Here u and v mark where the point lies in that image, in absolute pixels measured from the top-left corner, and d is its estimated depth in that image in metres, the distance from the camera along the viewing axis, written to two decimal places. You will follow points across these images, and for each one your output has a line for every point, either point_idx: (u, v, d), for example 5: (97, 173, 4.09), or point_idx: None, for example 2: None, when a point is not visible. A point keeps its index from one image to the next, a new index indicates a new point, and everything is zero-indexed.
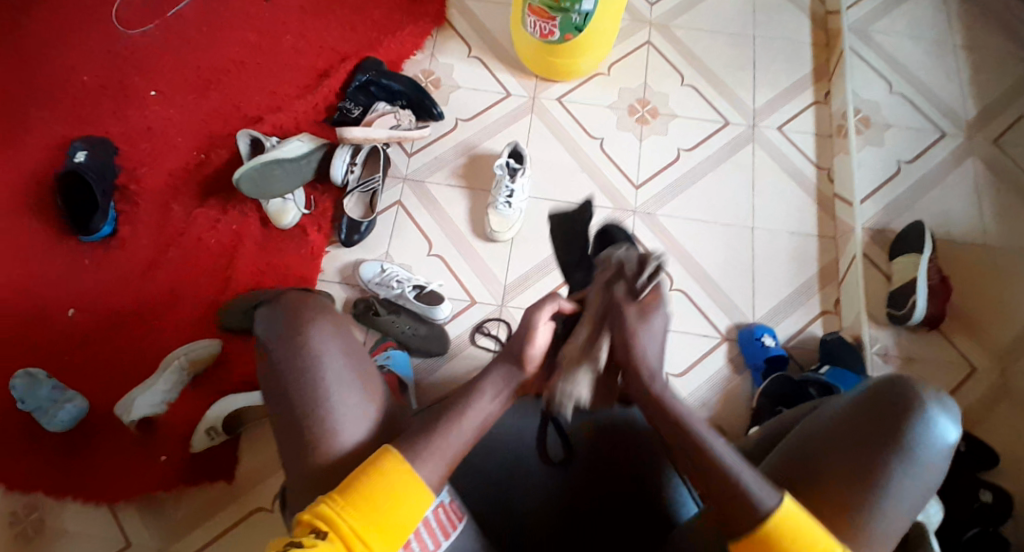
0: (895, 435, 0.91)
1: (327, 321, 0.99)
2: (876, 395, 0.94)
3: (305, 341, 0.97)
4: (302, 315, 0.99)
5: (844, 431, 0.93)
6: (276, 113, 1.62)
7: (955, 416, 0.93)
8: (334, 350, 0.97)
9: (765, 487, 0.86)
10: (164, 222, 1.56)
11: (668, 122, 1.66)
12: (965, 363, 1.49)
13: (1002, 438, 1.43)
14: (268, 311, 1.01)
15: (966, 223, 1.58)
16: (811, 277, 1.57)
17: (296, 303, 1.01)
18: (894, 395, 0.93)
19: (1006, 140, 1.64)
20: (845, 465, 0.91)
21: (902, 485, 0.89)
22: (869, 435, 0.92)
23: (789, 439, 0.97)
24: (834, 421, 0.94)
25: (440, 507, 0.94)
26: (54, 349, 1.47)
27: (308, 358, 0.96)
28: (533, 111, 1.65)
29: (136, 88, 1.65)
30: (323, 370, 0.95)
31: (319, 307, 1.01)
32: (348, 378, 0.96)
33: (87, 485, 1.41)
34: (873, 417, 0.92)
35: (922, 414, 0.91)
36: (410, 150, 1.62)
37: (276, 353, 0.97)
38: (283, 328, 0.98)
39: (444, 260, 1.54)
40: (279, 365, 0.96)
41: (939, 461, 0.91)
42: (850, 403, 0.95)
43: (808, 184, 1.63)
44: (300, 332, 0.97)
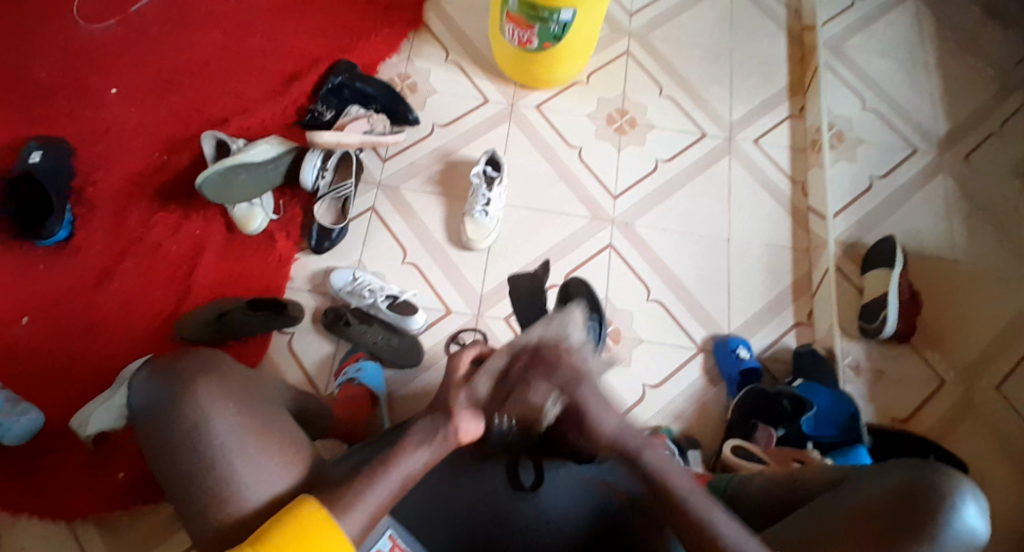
0: (923, 521, 0.95)
1: (211, 374, 1.01)
2: (911, 483, 0.98)
3: (192, 401, 0.98)
4: (187, 380, 1.00)
5: (875, 511, 0.98)
6: (244, 115, 1.56)
7: (984, 507, 0.97)
8: (223, 413, 0.98)
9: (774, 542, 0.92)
10: (124, 226, 1.49)
11: (646, 133, 1.65)
12: (933, 377, 1.51)
13: (970, 450, 1.45)
14: (148, 373, 1.03)
15: (935, 239, 1.61)
16: (785, 290, 1.57)
17: (179, 359, 1.03)
18: (929, 485, 0.97)
19: (974, 157, 1.67)
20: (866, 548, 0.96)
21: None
22: (902, 521, 0.96)
23: (807, 510, 1.03)
24: (862, 504, 0.99)
25: None
26: (5, 359, 1.39)
27: (196, 420, 0.97)
28: (511, 118, 1.63)
29: (96, 85, 1.57)
30: (213, 429, 0.97)
31: (204, 363, 1.02)
32: (242, 443, 0.97)
33: (38, 503, 1.33)
34: (906, 507, 0.97)
35: (953, 505, 0.96)
36: (385, 156, 1.58)
37: (164, 416, 0.98)
38: (167, 390, 1.00)
39: (419, 268, 1.50)
40: (167, 432, 0.98)
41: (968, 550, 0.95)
42: (881, 487, 1.00)
43: (783, 197, 1.64)
44: (185, 398, 0.98)
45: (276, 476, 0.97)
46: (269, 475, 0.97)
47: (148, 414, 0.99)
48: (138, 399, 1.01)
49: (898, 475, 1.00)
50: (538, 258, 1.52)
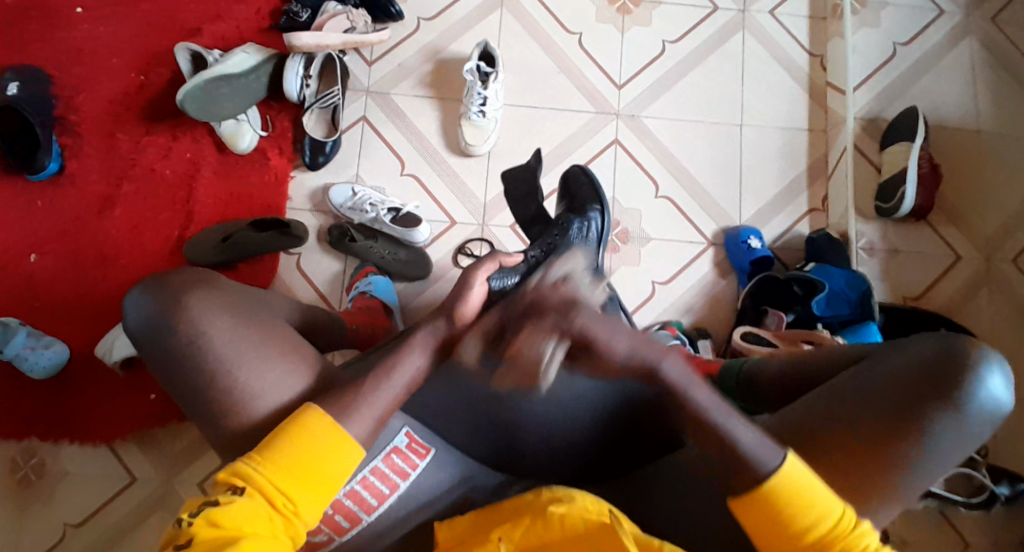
0: (947, 393, 0.89)
1: (202, 292, 0.96)
2: (940, 351, 0.91)
3: (187, 321, 0.94)
4: (179, 299, 0.95)
5: (896, 387, 0.91)
6: (217, 23, 1.45)
7: (1007, 374, 0.91)
8: (221, 327, 0.94)
9: (766, 446, 0.85)
10: (113, 153, 1.44)
11: (652, 12, 1.52)
12: (949, 252, 1.48)
13: (984, 326, 1.44)
14: (138, 292, 0.97)
15: (960, 110, 1.51)
16: (800, 174, 1.52)
17: (166, 280, 0.97)
18: (958, 354, 0.90)
19: (1005, 16, 1.54)
20: (890, 424, 0.89)
21: (945, 444, 0.89)
22: (927, 394, 0.89)
23: (825, 386, 0.95)
24: (888, 377, 0.91)
25: (395, 453, 1.03)
26: (20, 297, 1.40)
27: (194, 337, 0.93)
28: (503, 5, 1.50)
29: (58, 2, 1.46)
30: (213, 344, 0.93)
31: (197, 280, 0.98)
32: (247, 353, 0.94)
33: (82, 427, 1.42)
34: (931, 378, 0.90)
35: (976, 374, 0.89)
36: (370, 59, 1.48)
37: (161, 339, 0.94)
38: (161, 312, 0.95)
39: (418, 179, 1.46)
40: (170, 356, 0.94)
41: (987, 420, 0.90)
42: (908, 360, 0.92)
43: (800, 73, 1.53)
44: (180, 317, 0.94)
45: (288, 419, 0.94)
46: (278, 383, 0.95)
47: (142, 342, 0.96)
48: (132, 322, 0.96)
49: (924, 345, 0.92)
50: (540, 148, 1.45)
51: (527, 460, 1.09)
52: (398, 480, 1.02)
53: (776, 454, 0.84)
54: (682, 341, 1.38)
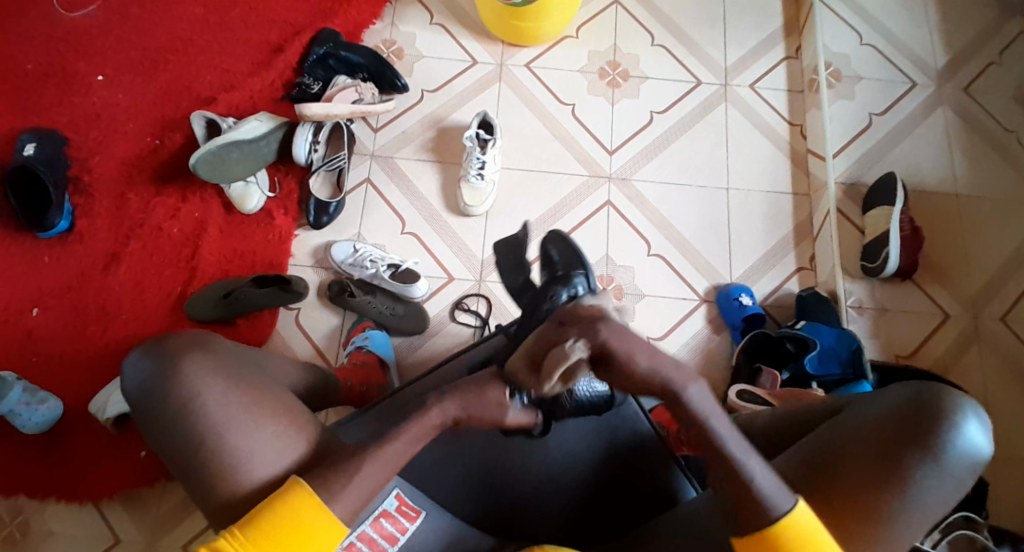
0: (925, 440, 0.91)
1: (200, 353, 0.92)
2: (915, 399, 0.93)
3: (181, 380, 0.90)
4: (177, 362, 0.91)
5: (876, 434, 0.93)
6: (231, 92, 1.54)
7: (986, 422, 0.93)
8: (218, 389, 0.90)
9: (780, 491, 0.87)
10: (122, 212, 1.49)
11: (640, 85, 1.62)
12: (936, 311, 1.52)
13: (975, 382, 1.46)
14: (138, 355, 0.94)
15: (936, 174, 1.59)
16: (786, 234, 1.57)
17: (168, 341, 0.94)
18: (933, 402, 0.92)
19: (975, 88, 1.64)
20: (870, 472, 0.91)
21: (928, 490, 0.90)
22: (905, 439, 0.91)
23: (812, 433, 0.98)
24: (873, 421, 0.94)
25: (384, 517, 1.01)
26: (20, 350, 1.42)
27: (185, 395, 0.89)
28: (501, 78, 1.60)
29: (81, 71, 1.56)
30: (205, 405, 0.89)
31: (193, 340, 0.94)
32: (240, 418, 0.89)
33: (68, 486, 1.39)
34: (913, 421, 0.92)
35: (955, 419, 0.91)
36: (376, 126, 1.57)
37: (152, 397, 0.91)
38: (155, 370, 0.91)
39: (418, 238, 1.51)
40: (167, 415, 0.90)
41: (969, 468, 0.92)
42: (886, 405, 0.95)
43: (781, 141, 1.62)
44: (176, 380, 0.90)
45: (284, 448, 0.91)
46: (273, 447, 0.90)
47: (138, 403, 0.92)
48: (128, 384, 0.93)
49: (904, 392, 0.95)
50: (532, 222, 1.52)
51: (517, 517, 1.08)
52: (387, 545, 1.00)
53: (788, 499, 0.87)
54: (678, 398, 1.40)
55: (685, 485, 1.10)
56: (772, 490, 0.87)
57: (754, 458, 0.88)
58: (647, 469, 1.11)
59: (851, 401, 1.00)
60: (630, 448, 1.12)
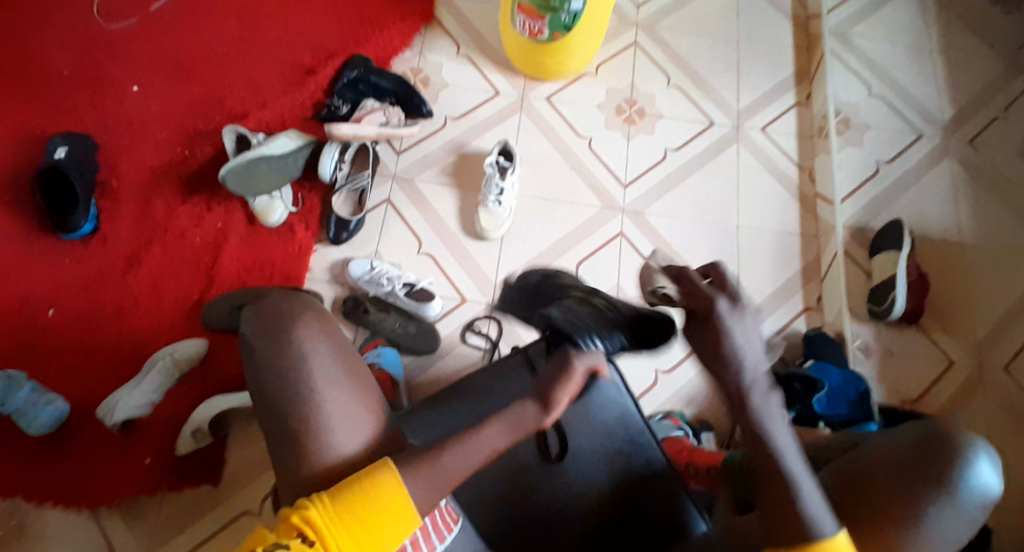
0: (936, 481, 0.92)
1: (309, 317, 1.00)
2: (925, 440, 0.95)
3: (292, 337, 0.98)
4: (289, 317, 1.00)
5: (887, 474, 0.95)
6: (261, 109, 1.59)
7: (997, 462, 0.93)
8: (323, 350, 0.98)
9: (826, 515, 0.88)
10: (145, 219, 1.52)
11: (655, 122, 1.68)
12: (941, 356, 1.53)
13: (980, 428, 1.46)
14: (252, 311, 1.02)
15: (942, 222, 1.62)
16: (794, 274, 1.60)
17: (280, 302, 1.02)
18: (944, 443, 0.94)
19: (980, 141, 1.69)
20: (880, 512, 0.94)
21: (934, 529, 0.92)
22: (914, 480, 0.93)
23: (826, 471, 1.01)
24: (879, 459, 0.97)
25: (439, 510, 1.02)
26: (32, 347, 1.42)
27: (294, 352, 0.97)
28: (522, 109, 1.66)
29: (115, 80, 1.61)
30: (313, 363, 0.97)
31: (305, 306, 1.02)
32: (337, 379, 0.97)
33: (67, 488, 1.36)
34: (919, 460, 0.94)
35: (963, 458, 0.92)
36: (398, 149, 1.61)
37: (260, 352, 0.98)
38: (270, 324, 0.99)
39: (434, 258, 1.54)
40: (270, 363, 0.97)
41: (977, 508, 0.92)
42: (897, 446, 0.97)
43: (790, 182, 1.66)
44: (288, 333, 0.98)
45: (359, 422, 0.97)
46: (349, 415, 0.97)
47: (250, 350, 0.99)
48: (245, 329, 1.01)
49: (916, 433, 0.97)
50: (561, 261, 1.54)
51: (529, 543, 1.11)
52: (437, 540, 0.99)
53: (832, 523, 0.88)
54: (686, 432, 1.39)
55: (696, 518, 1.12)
56: (818, 513, 0.88)
57: (808, 478, 0.89)
58: (657, 491, 1.13)
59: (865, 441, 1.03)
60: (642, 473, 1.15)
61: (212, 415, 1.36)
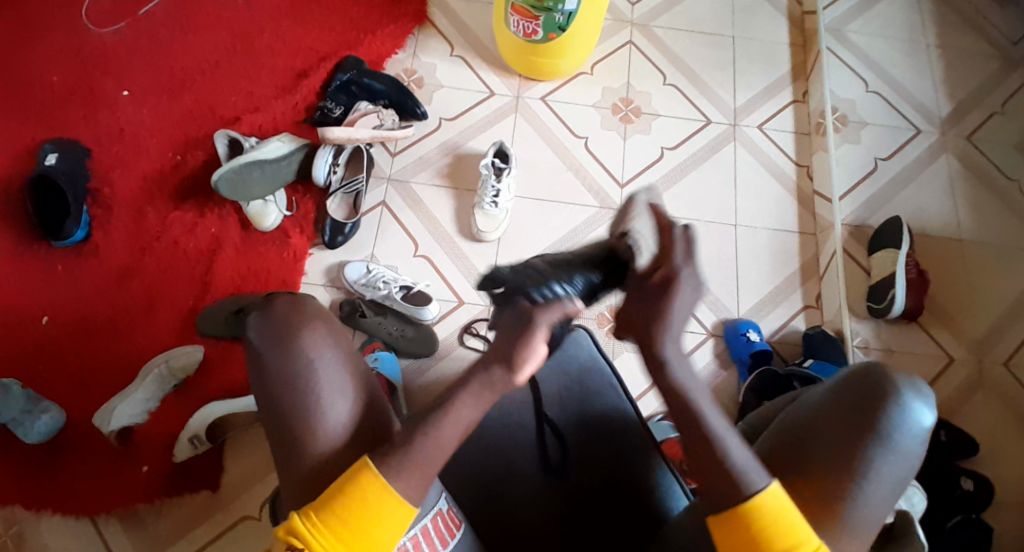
0: (870, 421, 0.91)
1: (320, 325, 0.95)
2: (856, 383, 0.94)
3: (302, 346, 0.92)
4: (297, 323, 0.94)
5: (822, 420, 0.94)
6: (254, 113, 1.58)
7: (931, 399, 0.93)
8: (332, 359, 0.93)
9: (755, 469, 0.84)
10: (139, 225, 1.51)
11: (651, 121, 1.67)
12: (942, 353, 1.51)
13: (980, 427, 1.46)
14: (260, 317, 0.95)
15: (941, 217, 1.61)
16: (793, 273, 1.59)
17: (290, 311, 0.95)
18: (875, 383, 0.93)
19: (978, 136, 1.68)
20: (818, 461, 0.91)
21: (880, 470, 0.90)
22: (848, 424, 0.92)
23: (766, 433, 0.99)
24: (817, 405, 0.95)
25: (440, 515, 0.97)
26: (27, 356, 1.41)
27: (304, 362, 0.92)
28: (517, 110, 1.65)
29: (108, 87, 1.60)
30: (322, 373, 0.92)
31: (313, 312, 0.96)
32: (343, 387, 0.93)
33: (65, 499, 1.35)
34: (854, 405, 0.93)
35: (897, 396, 0.92)
36: (393, 151, 1.60)
37: (266, 364, 0.92)
38: (277, 331, 0.93)
39: (431, 261, 1.53)
40: (275, 372, 0.92)
41: (919, 447, 0.91)
42: (828, 392, 0.96)
43: (788, 181, 1.65)
44: (296, 340, 0.93)
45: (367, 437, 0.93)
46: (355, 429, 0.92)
47: (258, 356, 0.93)
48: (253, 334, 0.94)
49: (844, 377, 0.96)
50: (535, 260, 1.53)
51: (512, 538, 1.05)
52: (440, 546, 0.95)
53: (763, 478, 0.84)
54: None
55: (678, 496, 1.07)
56: (748, 466, 0.84)
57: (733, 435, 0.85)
58: (634, 464, 1.09)
59: (800, 398, 1.02)
60: (620, 452, 1.09)
61: (208, 423, 1.35)
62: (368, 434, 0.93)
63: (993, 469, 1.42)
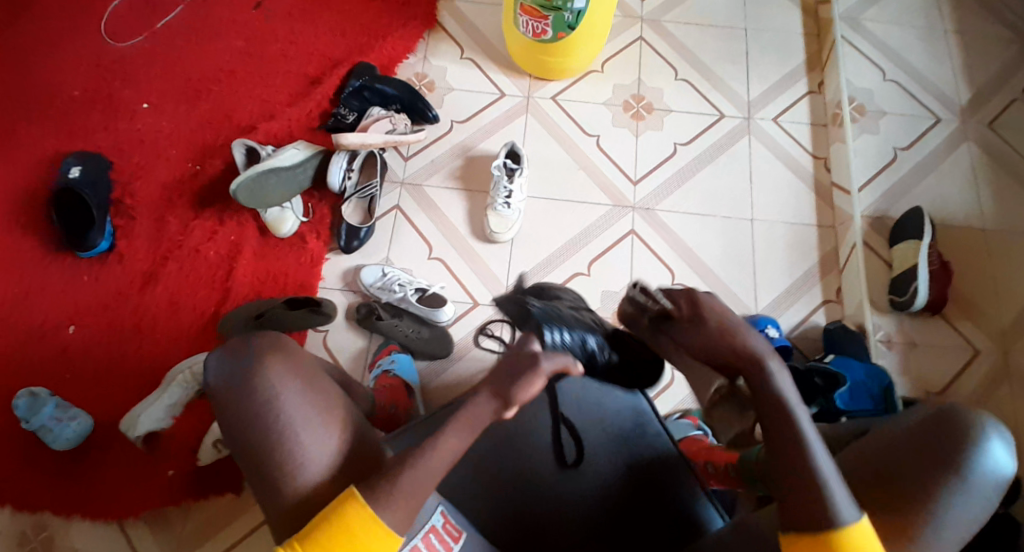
0: (947, 462, 0.93)
1: (276, 355, 0.95)
2: (936, 422, 0.95)
3: (261, 380, 0.93)
4: (252, 356, 0.95)
5: (896, 456, 0.95)
6: (270, 121, 1.61)
7: (1011, 443, 0.94)
8: (291, 387, 0.93)
9: (848, 501, 0.85)
10: (160, 234, 1.54)
11: (664, 117, 1.66)
12: (967, 346, 1.48)
13: (1008, 422, 1.42)
14: (219, 357, 0.97)
15: (964, 207, 1.58)
16: (812, 267, 1.57)
17: (244, 346, 0.96)
18: (956, 424, 0.94)
19: (1000, 123, 1.64)
20: (891, 496, 0.93)
21: (955, 511, 0.92)
22: (925, 462, 0.93)
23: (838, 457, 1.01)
24: (896, 441, 0.96)
25: (432, 531, 0.97)
26: (55, 362, 1.45)
27: (263, 395, 0.93)
28: (528, 110, 1.65)
29: (128, 99, 1.64)
30: (283, 405, 0.92)
31: (268, 342, 0.97)
32: (307, 414, 0.93)
33: (95, 502, 1.38)
34: (931, 444, 0.94)
35: (979, 440, 0.93)
36: (407, 154, 1.62)
37: (230, 394, 0.94)
38: (235, 370, 0.95)
39: (445, 263, 1.54)
40: (239, 408, 0.93)
41: (994, 492, 0.93)
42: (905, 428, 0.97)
43: (805, 173, 1.63)
44: (254, 373, 0.94)
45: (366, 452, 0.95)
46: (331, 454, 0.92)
47: (220, 396, 0.94)
48: (212, 377, 0.96)
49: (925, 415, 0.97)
50: (549, 258, 1.53)
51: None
52: None
53: (853, 511, 0.85)
54: (705, 431, 1.36)
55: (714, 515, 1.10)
56: (839, 494, 0.85)
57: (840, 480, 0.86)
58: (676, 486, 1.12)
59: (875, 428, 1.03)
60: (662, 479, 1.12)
61: None
62: (350, 456, 0.94)
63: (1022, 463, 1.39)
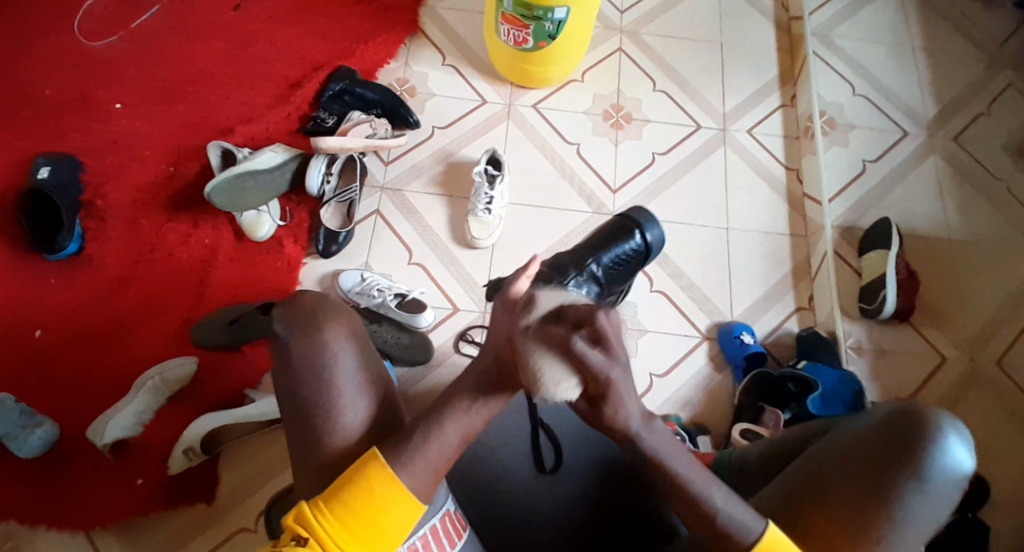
0: (906, 464, 0.92)
1: (342, 321, 0.98)
2: (894, 426, 0.94)
3: (323, 339, 0.95)
4: (318, 316, 0.97)
5: (854, 460, 0.95)
6: (247, 124, 1.59)
7: (969, 439, 0.94)
8: (351, 352, 0.96)
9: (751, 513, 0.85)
10: (132, 236, 1.51)
11: (642, 127, 1.68)
12: (934, 352, 1.52)
13: (973, 426, 1.47)
14: (282, 312, 0.98)
15: (931, 219, 1.63)
16: (786, 276, 1.60)
17: (312, 304, 0.99)
18: (914, 426, 0.93)
19: (964, 138, 1.71)
20: (852, 502, 0.93)
21: (914, 510, 0.92)
22: (883, 467, 0.93)
23: (799, 460, 1.00)
24: (853, 446, 0.96)
25: (447, 516, 0.97)
26: (21, 367, 1.40)
27: (324, 355, 0.94)
28: (509, 118, 1.66)
29: (100, 98, 1.60)
30: (341, 367, 0.94)
31: (333, 307, 0.99)
32: (362, 382, 0.95)
33: (61, 512, 1.33)
34: (889, 449, 0.93)
35: (937, 440, 0.93)
36: (387, 159, 1.61)
37: (289, 355, 0.95)
38: (298, 326, 0.96)
39: (425, 269, 1.53)
40: (296, 364, 0.94)
41: (953, 490, 0.93)
42: (862, 431, 0.96)
43: (779, 184, 1.67)
44: (318, 332, 0.95)
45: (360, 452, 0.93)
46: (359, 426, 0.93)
47: (279, 349, 0.96)
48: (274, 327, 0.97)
49: (882, 416, 0.96)
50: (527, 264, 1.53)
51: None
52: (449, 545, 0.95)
53: (759, 523, 0.84)
54: (684, 436, 1.37)
55: None
56: (736, 512, 0.84)
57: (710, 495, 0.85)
58: (649, 491, 1.09)
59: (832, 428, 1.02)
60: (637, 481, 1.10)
61: (203, 434, 1.33)
62: (385, 429, 0.95)
63: (988, 466, 1.43)
